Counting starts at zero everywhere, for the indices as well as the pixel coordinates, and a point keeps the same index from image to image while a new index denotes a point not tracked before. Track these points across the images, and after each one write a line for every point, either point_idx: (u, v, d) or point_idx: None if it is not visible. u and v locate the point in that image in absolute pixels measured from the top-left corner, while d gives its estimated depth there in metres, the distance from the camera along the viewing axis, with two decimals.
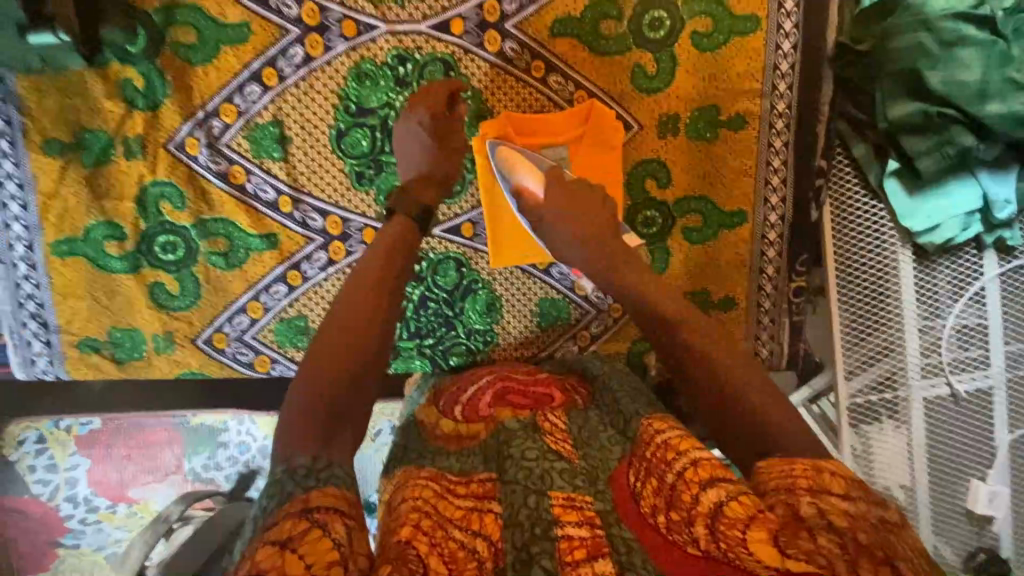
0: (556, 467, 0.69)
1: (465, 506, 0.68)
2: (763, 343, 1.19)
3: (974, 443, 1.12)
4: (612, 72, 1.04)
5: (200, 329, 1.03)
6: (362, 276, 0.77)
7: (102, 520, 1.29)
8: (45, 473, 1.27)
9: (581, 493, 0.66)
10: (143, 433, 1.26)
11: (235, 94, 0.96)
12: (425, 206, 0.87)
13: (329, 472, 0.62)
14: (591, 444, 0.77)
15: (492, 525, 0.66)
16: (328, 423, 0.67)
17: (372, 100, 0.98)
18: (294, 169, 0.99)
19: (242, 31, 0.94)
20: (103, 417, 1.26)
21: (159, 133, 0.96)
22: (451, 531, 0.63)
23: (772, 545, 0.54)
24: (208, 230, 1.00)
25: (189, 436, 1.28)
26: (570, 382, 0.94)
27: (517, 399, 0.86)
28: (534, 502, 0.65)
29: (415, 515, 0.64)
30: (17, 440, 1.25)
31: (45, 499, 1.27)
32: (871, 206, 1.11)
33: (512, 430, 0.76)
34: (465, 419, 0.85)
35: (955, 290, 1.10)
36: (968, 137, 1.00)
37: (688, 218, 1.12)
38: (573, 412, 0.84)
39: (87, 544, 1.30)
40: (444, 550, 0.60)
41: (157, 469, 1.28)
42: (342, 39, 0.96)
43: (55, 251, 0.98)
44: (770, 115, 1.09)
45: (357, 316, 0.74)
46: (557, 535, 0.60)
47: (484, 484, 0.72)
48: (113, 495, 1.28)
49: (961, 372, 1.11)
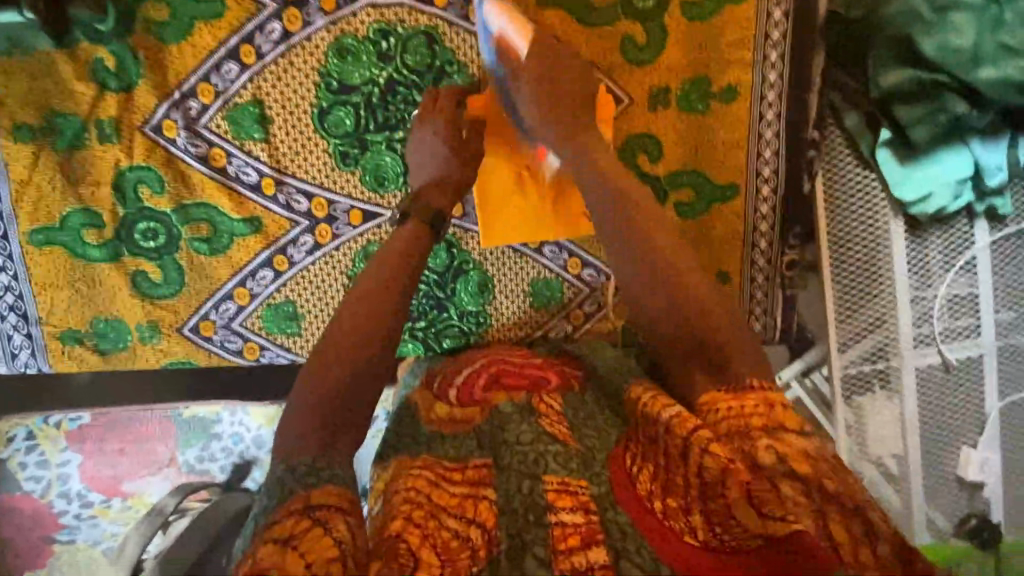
0: (550, 450, 0.69)
1: (459, 493, 0.67)
2: (756, 318, 1.18)
3: (964, 411, 1.14)
4: (602, 44, 1.01)
5: (186, 317, 1.01)
6: (375, 276, 0.77)
7: (97, 515, 1.27)
8: (36, 469, 1.25)
9: (575, 477, 0.67)
10: (135, 425, 1.24)
11: (212, 72, 0.92)
12: (439, 210, 0.87)
13: (329, 472, 0.63)
14: (588, 426, 0.76)
15: (488, 512, 0.65)
16: (341, 415, 0.68)
17: (355, 76, 0.95)
18: (276, 150, 0.96)
19: (216, 7, 0.90)
20: (92, 411, 1.24)
21: (135, 115, 0.93)
22: (444, 520, 0.63)
23: (750, 509, 0.58)
24: (190, 216, 0.97)
25: (183, 428, 1.26)
26: (565, 365, 0.93)
27: (512, 381, 0.86)
28: (528, 487, 0.66)
29: (406, 506, 0.63)
30: (6, 437, 1.23)
31: (37, 495, 1.25)
32: (863, 175, 1.10)
33: (508, 414, 0.77)
34: (459, 402, 0.84)
35: (947, 260, 1.11)
36: (961, 104, 1.00)
37: (680, 193, 1.11)
38: (569, 397, 0.83)
39: (83, 539, 1.28)
40: (437, 540, 0.60)
41: (150, 462, 1.26)
42: (321, 13, 0.92)
43: (32, 241, 0.95)
44: (762, 86, 1.06)
45: (369, 307, 0.74)
46: (551, 522, 0.62)
47: (478, 470, 0.71)
48: (106, 489, 1.26)
49: (952, 342, 1.13)
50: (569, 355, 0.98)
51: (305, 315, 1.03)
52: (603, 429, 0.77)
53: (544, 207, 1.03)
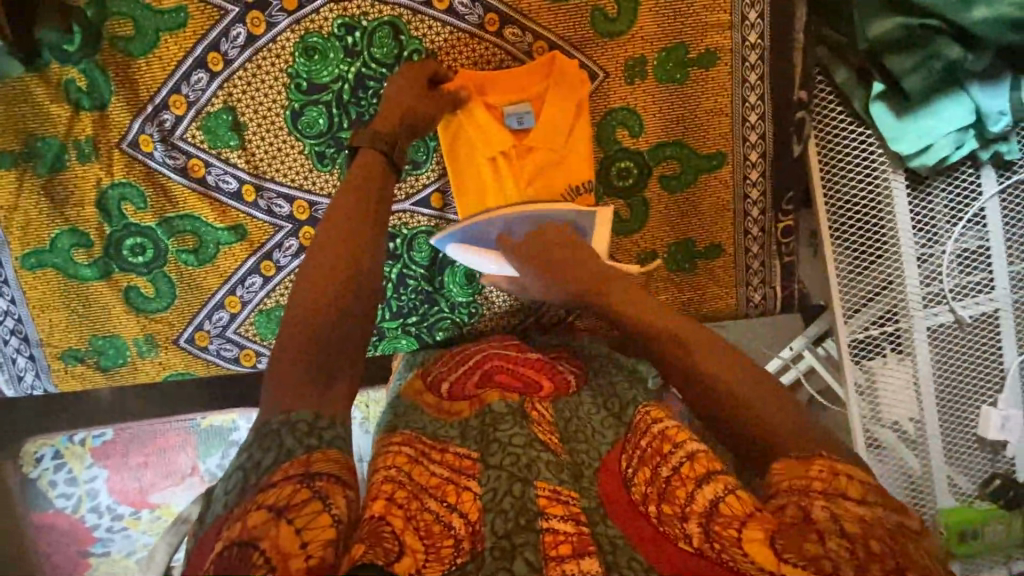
0: (542, 458, 0.68)
1: (441, 474, 0.68)
2: (754, 289, 1.14)
3: (981, 367, 1.12)
4: (571, 18, 0.98)
5: (180, 329, 1.02)
6: (331, 242, 0.74)
7: (127, 527, 1.31)
8: (66, 486, 1.29)
9: (566, 488, 0.66)
10: (155, 439, 1.28)
11: (182, 83, 0.92)
12: (391, 151, 0.83)
13: (332, 431, 0.61)
14: (577, 438, 0.75)
15: (470, 503, 0.64)
16: (322, 378, 0.66)
17: (324, 75, 0.94)
18: (253, 156, 0.96)
19: (180, 17, 0.90)
20: (114, 427, 1.28)
21: (111, 133, 0.93)
22: (426, 502, 0.64)
23: (769, 550, 0.54)
24: (174, 228, 0.98)
25: (201, 439, 1.29)
26: (561, 365, 0.92)
27: (504, 379, 0.85)
28: (519, 490, 0.64)
29: (388, 485, 0.64)
30: (35, 458, 1.28)
31: (69, 511, 1.29)
32: (858, 132, 1.07)
33: (500, 414, 0.75)
34: (451, 395, 0.84)
35: (953, 213, 1.08)
36: (954, 48, 0.95)
37: (665, 166, 1.07)
38: (561, 405, 0.81)
39: (116, 551, 1.32)
40: (419, 523, 0.61)
41: (173, 473, 1.30)
42: (284, 14, 0.91)
43: (25, 265, 0.97)
44: (742, 48, 1.03)
45: (335, 270, 0.72)
46: (542, 529, 0.60)
47: (461, 458, 0.70)
48: (134, 501, 1.30)
49: (964, 298, 1.10)
50: (566, 351, 0.97)
51: None
52: (594, 435, 0.76)
53: (520, 187, 0.99)
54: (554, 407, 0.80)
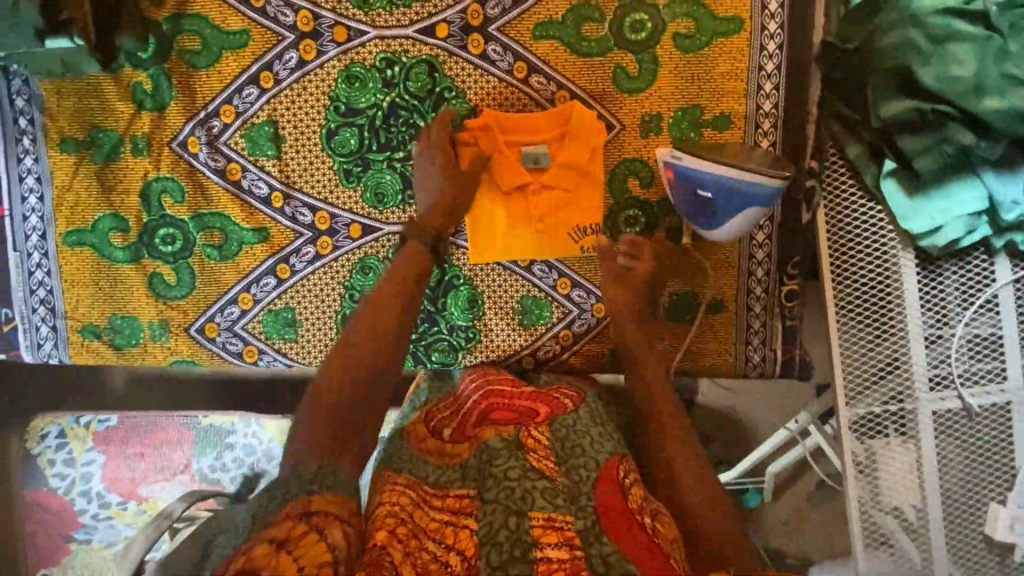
0: (538, 487, 0.69)
1: (440, 518, 0.72)
2: (754, 350, 1.13)
3: (990, 461, 1.07)
4: (594, 73, 1.04)
5: (194, 318, 1.07)
6: (367, 323, 0.88)
7: (112, 517, 1.33)
8: (63, 467, 1.33)
9: (561, 514, 0.67)
10: (157, 430, 1.32)
11: (234, 96, 1.02)
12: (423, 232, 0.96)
13: (331, 479, 0.72)
14: (575, 454, 0.75)
15: (467, 540, 0.67)
16: (339, 435, 0.78)
17: (362, 101, 1.03)
18: (286, 166, 1.04)
19: (242, 38, 1.00)
20: (120, 414, 1.33)
21: (164, 132, 1.03)
22: (424, 541, 0.68)
23: None
24: (205, 224, 1.05)
25: (199, 436, 1.32)
26: (556, 392, 0.94)
27: (501, 415, 0.86)
28: (514, 523, 0.66)
29: (390, 520, 0.70)
30: (40, 434, 1.33)
31: (61, 492, 1.32)
32: (869, 207, 1.08)
33: (496, 449, 0.75)
34: (452, 440, 0.85)
35: (965, 297, 1.07)
36: (966, 134, 0.97)
37: (673, 218, 1.08)
38: (558, 422, 0.82)
39: (98, 539, 1.33)
40: (416, 559, 0.66)
41: (166, 468, 1.32)
42: (334, 44, 1.01)
43: (66, 242, 1.05)
44: (756, 115, 1.08)
45: (368, 348, 0.86)
46: (535, 559, 0.63)
47: (459, 499, 0.74)
48: (124, 491, 1.32)
49: (974, 385, 1.07)
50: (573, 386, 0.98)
51: (302, 322, 1.08)
52: (589, 446, 0.77)
53: (529, 224, 1.06)
54: (551, 429, 0.80)
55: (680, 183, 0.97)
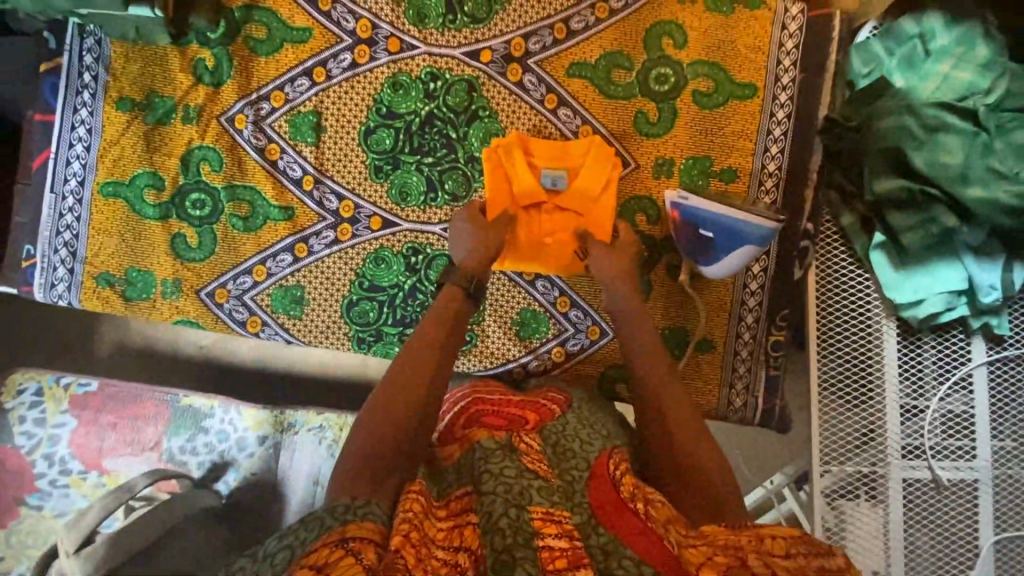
0: (534, 484, 0.70)
1: (446, 526, 0.71)
2: (737, 394, 1.16)
3: (954, 537, 1.09)
4: (618, 114, 1.14)
5: (207, 281, 1.11)
6: (410, 360, 0.90)
7: (70, 485, 1.27)
8: (33, 426, 1.29)
9: (558, 508, 0.68)
10: (134, 403, 1.32)
11: (287, 84, 1.11)
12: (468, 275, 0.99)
13: (364, 508, 0.71)
14: (566, 458, 0.79)
15: (472, 536, 0.69)
16: (377, 472, 0.78)
17: (402, 107, 1.11)
18: (322, 154, 1.11)
19: (305, 34, 1.10)
20: (101, 381, 1.34)
21: (216, 106, 1.11)
22: (433, 549, 0.67)
23: None
24: (236, 195, 1.11)
25: (175, 415, 1.33)
26: (543, 400, 0.97)
27: (492, 420, 0.89)
28: (514, 513, 0.66)
29: (405, 525, 0.67)
30: (18, 389, 1.31)
31: (24, 451, 1.28)
32: (857, 274, 1.15)
33: (490, 449, 0.77)
34: (442, 442, 0.89)
35: (941, 372, 1.12)
36: (951, 217, 1.05)
37: (674, 256, 1.15)
38: (547, 430, 0.86)
39: (49, 508, 1.25)
40: (428, 565, 0.64)
41: (136, 442, 1.30)
42: (386, 53, 1.11)
43: (102, 191, 1.10)
44: (760, 173, 1.16)
45: (410, 387, 0.87)
46: (539, 546, 0.63)
47: (462, 500, 0.74)
48: (88, 460, 1.28)
49: (944, 459, 1.11)
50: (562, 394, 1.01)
51: (309, 301, 1.12)
52: (579, 451, 0.81)
53: (542, 241, 1.10)
54: (541, 435, 0.84)
55: (682, 223, 1.04)
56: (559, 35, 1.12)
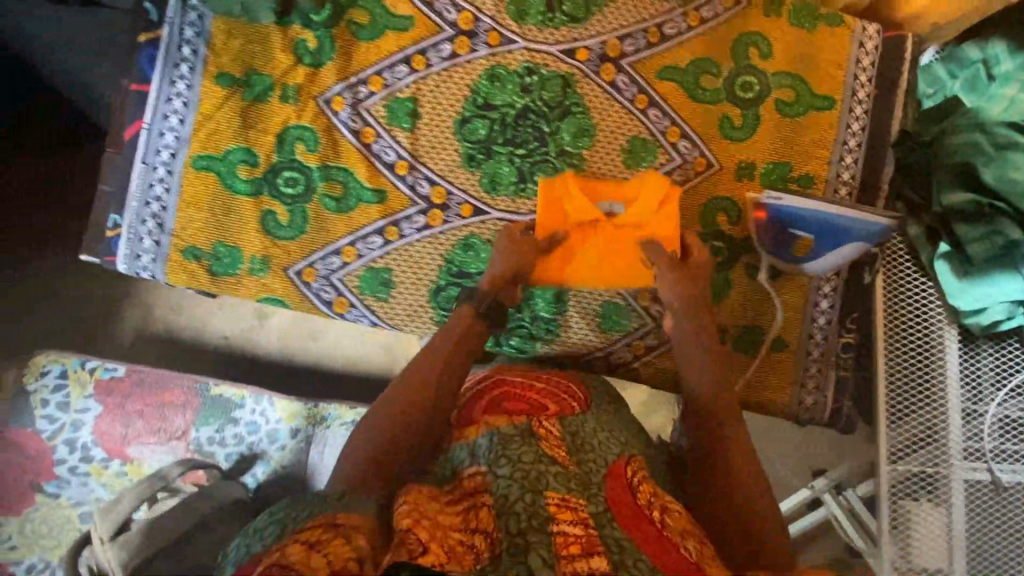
0: (551, 471, 0.71)
1: (457, 509, 0.70)
2: (808, 394, 1.21)
3: (1011, 538, 1.13)
4: (704, 117, 1.18)
5: (296, 260, 1.11)
6: (422, 362, 0.93)
7: (89, 474, 1.24)
8: (55, 410, 1.24)
9: (574, 496, 0.69)
10: (161, 390, 1.26)
11: (386, 70, 1.12)
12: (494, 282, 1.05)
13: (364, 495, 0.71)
14: (586, 450, 0.78)
15: (487, 517, 0.68)
16: (379, 464, 0.80)
17: (499, 99, 1.14)
18: (417, 140, 1.13)
19: (407, 22, 1.12)
20: (127, 366, 1.26)
21: (315, 86, 1.11)
22: (450, 530, 0.66)
23: None
24: (329, 175, 1.11)
25: (205, 404, 1.28)
26: (559, 381, 0.93)
27: (512, 405, 0.85)
28: (530, 498, 0.68)
29: (410, 508, 0.66)
30: (41, 370, 1.24)
31: (46, 437, 1.23)
32: (921, 282, 1.21)
33: (508, 434, 0.77)
34: (461, 424, 0.86)
35: (998, 378, 1.18)
36: (1015, 230, 1.11)
37: (752, 257, 1.19)
38: (568, 419, 0.83)
39: (67, 496, 1.22)
40: (443, 541, 0.63)
41: (162, 431, 1.26)
42: (486, 45, 1.13)
43: (194, 164, 1.09)
44: (835, 181, 1.21)
45: (424, 387, 0.90)
46: (552, 531, 0.64)
47: (472, 479, 0.74)
48: (110, 448, 1.24)
49: (1003, 463, 1.15)
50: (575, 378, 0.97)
51: (396, 284, 1.13)
52: (599, 446, 0.79)
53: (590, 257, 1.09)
54: (561, 422, 0.82)
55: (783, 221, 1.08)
56: (653, 39, 1.16)
